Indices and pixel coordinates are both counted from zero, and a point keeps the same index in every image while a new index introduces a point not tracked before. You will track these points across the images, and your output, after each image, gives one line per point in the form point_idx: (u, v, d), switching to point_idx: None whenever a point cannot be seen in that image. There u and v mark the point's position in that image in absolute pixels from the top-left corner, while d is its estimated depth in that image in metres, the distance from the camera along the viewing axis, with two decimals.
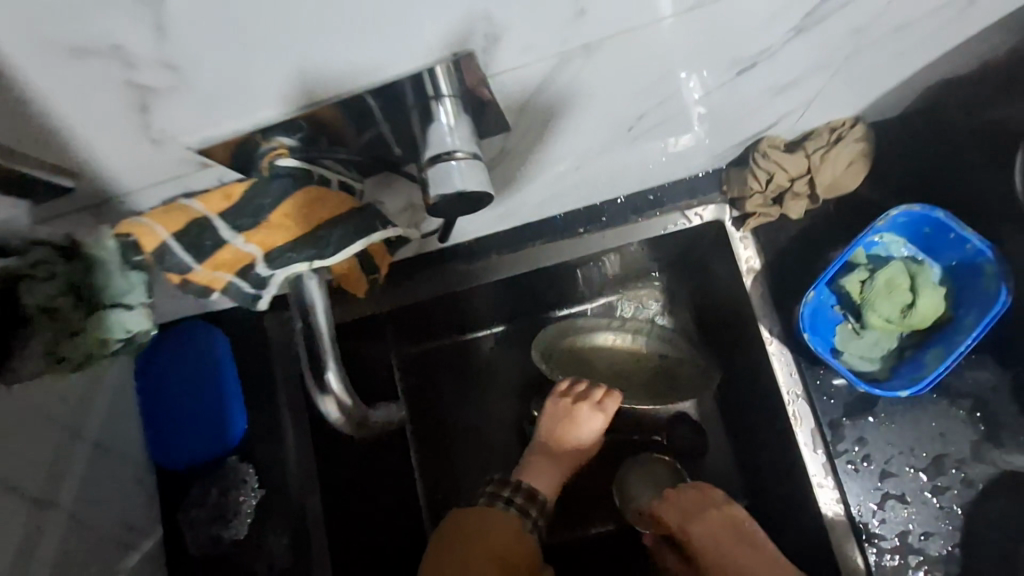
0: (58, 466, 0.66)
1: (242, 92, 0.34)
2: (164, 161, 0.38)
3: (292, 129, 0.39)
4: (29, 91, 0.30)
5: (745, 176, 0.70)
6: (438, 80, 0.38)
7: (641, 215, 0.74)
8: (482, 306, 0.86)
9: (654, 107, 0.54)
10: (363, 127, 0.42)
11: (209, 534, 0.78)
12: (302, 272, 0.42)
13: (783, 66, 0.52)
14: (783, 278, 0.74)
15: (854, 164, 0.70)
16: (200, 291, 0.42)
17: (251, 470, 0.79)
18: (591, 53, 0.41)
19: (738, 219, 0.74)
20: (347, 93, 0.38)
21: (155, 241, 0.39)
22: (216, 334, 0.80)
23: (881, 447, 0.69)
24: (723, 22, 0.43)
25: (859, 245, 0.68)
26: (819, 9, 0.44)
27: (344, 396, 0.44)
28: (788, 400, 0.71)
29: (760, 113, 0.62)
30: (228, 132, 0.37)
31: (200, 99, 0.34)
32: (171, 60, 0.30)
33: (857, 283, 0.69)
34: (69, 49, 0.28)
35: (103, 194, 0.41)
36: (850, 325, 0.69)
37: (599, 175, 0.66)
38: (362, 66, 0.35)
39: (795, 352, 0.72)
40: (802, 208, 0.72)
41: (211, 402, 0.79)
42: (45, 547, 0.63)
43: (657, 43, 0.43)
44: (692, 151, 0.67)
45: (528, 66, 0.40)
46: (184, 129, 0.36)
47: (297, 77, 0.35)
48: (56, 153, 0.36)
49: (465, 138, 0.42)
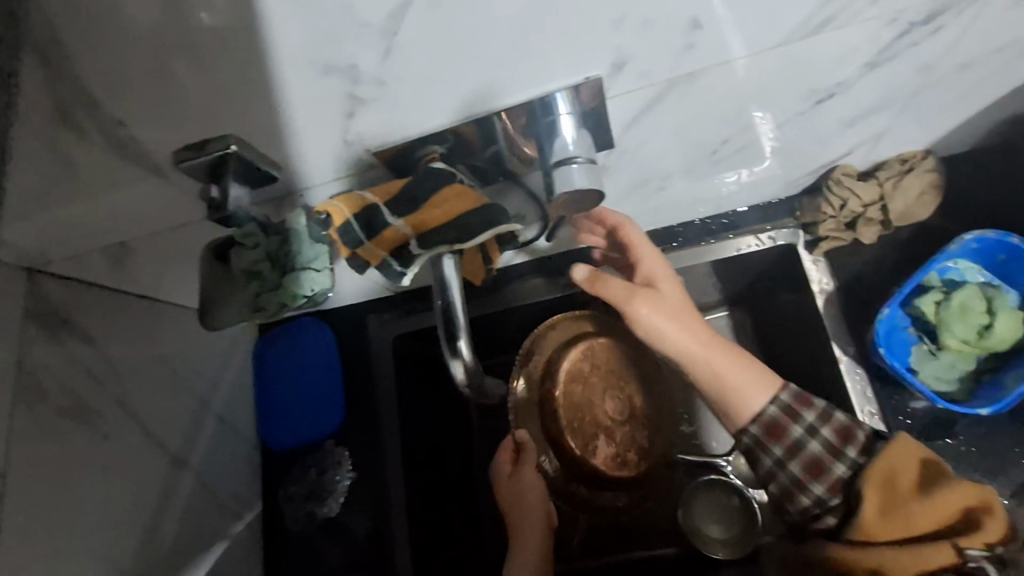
0: (192, 432, 0.76)
1: (416, 104, 0.45)
2: (346, 157, 0.49)
3: (440, 139, 0.50)
4: (281, 95, 0.42)
5: (819, 203, 0.75)
6: (561, 97, 0.47)
7: (715, 236, 0.80)
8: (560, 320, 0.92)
9: (736, 133, 0.61)
10: (489, 143, 0.52)
11: (306, 510, 0.85)
12: (443, 254, 0.51)
13: (855, 100, 0.58)
14: (855, 301, 0.78)
15: (925, 194, 0.74)
16: (360, 263, 0.52)
17: (346, 454, 0.86)
18: (694, 80, 0.49)
19: (810, 243, 0.79)
20: (494, 111, 0.47)
21: (342, 219, 0.49)
22: (324, 330, 0.89)
23: (961, 469, 0.71)
24: (804, 60, 0.49)
25: (933, 269, 0.72)
26: (892, 47, 0.50)
27: (469, 361, 0.52)
28: (863, 420, 0.74)
29: (833, 147, 0.68)
30: (397, 137, 0.48)
31: (389, 110, 0.45)
32: (383, 75, 0.41)
33: (932, 304, 0.71)
34: (320, 64, 0.39)
35: (295, 186, 0.52)
36: (926, 346, 0.72)
37: (680, 200, 0.74)
38: (510, 86, 0.45)
39: (868, 372, 0.75)
40: (875, 233, 0.77)
41: (316, 392, 0.88)
42: (177, 502, 0.72)
43: (750, 76, 0.50)
44: (768, 179, 0.73)
45: (641, 90, 0.48)
46: (368, 132, 0.47)
47: (463, 97, 0.45)
48: (277, 149, 0.47)
49: (584, 146, 0.50)
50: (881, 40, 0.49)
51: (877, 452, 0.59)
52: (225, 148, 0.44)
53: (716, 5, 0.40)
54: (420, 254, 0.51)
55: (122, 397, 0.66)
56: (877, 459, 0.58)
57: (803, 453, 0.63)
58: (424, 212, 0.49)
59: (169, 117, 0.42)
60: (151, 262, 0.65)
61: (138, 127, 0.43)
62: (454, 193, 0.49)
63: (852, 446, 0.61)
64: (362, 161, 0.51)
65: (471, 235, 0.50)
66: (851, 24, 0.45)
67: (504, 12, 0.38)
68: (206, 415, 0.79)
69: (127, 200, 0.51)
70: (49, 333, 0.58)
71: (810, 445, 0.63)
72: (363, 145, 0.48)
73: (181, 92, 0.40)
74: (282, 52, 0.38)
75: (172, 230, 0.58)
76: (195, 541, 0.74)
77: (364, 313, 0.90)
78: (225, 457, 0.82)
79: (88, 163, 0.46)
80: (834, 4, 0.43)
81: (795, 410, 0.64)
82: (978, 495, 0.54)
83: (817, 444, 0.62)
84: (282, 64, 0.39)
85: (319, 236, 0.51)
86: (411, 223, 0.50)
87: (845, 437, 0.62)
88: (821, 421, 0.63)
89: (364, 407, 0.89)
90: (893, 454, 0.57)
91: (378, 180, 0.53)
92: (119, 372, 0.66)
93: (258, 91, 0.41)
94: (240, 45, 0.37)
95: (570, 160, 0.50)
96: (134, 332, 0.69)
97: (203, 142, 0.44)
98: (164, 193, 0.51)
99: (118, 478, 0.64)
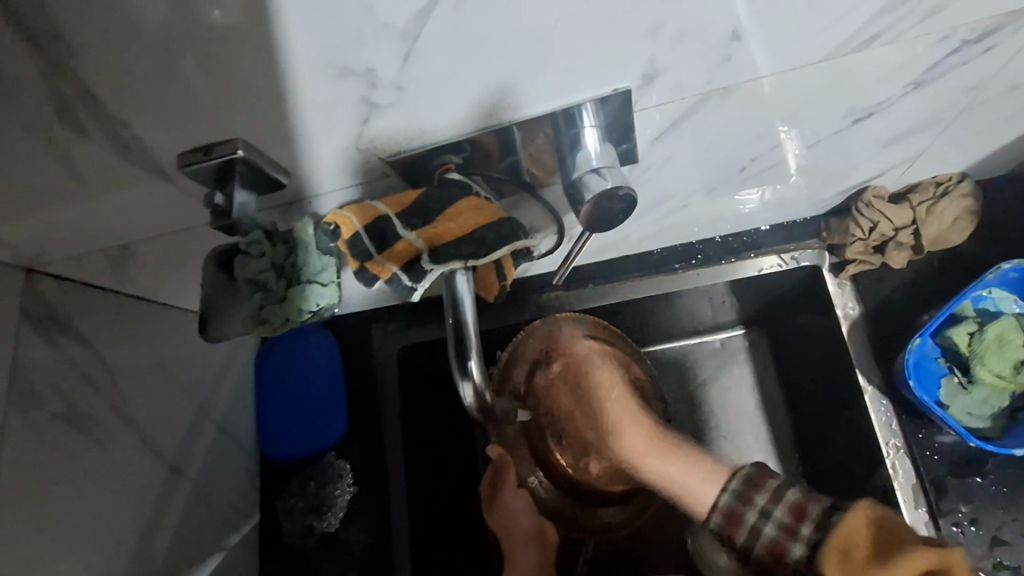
0: (190, 439, 0.74)
1: (436, 114, 0.43)
2: (357, 166, 0.47)
3: (456, 149, 0.47)
4: (294, 99, 0.40)
5: (847, 224, 0.73)
6: (587, 108, 0.45)
7: (736, 256, 0.77)
8: None
9: (766, 151, 0.58)
10: (507, 154, 0.50)
11: (303, 523, 0.83)
12: (456, 270, 0.48)
13: (895, 119, 0.56)
14: (882, 328, 0.75)
15: (960, 219, 0.71)
16: (369, 277, 0.48)
17: (346, 467, 0.84)
18: (727, 95, 0.47)
19: (836, 265, 0.76)
20: (515, 123, 0.45)
21: (351, 232, 0.47)
22: (326, 337, 0.87)
23: (991, 511, 0.67)
24: (845, 76, 0.47)
25: (967, 297, 0.69)
26: (938, 66, 0.48)
27: (480, 382, 0.49)
28: (888, 454, 0.71)
29: (863, 167, 0.66)
30: (413, 147, 0.46)
31: (407, 119, 0.43)
32: (404, 82, 0.39)
33: (965, 335, 0.68)
34: (336, 68, 0.37)
35: (303, 193, 0.50)
36: (957, 379, 0.69)
37: (701, 217, 0.71)
38: (535, 96, 0.43)
39: (894, 402, 0.72)
40: (905, 259, 0.73)
41: (319, 400, 0.85)
42: (172, 513, 0.70)
43: (787, 92, 0.48)
44: (792, 200, 0.70)
45: (673, 102, 0.46)
46: (384, 142, 0.45)
47: (485, 107, 0.43)
48: (286, 155, 0.45)
49: (608, 155, 0.47)
50: (930, 57, 0.47)
51: (832, 526, 0.58)
52: (234, 152, 0.42)
53: (761, 16, 0.39)
54: (433, 270, 0.48)
55: (120, 403, 0.63)
56: (835, 531, 0.57)
57: (769, 536, 0.62)
58: (440, 223, 0.47)
59: (174, 119, 0.40)
60: (152, 265, 0.63)
61: (142, 128, 0.40)
62: (470, 206, 0.48)
63: (807, 522, 0.61)
64: (374, 169, 0.48)
65: (487, 251, 0.48)
66: (900, 39, 0.43)
67: (538, 20, 0.36)
68: (205, 423, 0.77)
69: (129, 202, 0.49)
70: (44, 335, 0.56)
71: (766, 529, 0.63)
72: (376, 154, 0.46)
73: (188, 92, 0.38)
74: (296, 55, 0.36)
75: (174, 234, 0.56)
76: (190, 553, 0.72)
77: (371, 321, 0.88)
78: (223, 466, 0.79)
79: (87, 164, 0.43)
80: (886, 16, 0.41)
81: (755, 481, 0.65)
82: (938, 557, 0.50)
83: (773, 527, 0.63)
84: (296, 67, 0.37)
85: (327, 247, 0.49)
86: (424, 234, 0.47)
87: (797, 515, 0.62)
88: (769, 499, 0.63)
89: (367, 418, 0.86)
90: (846, 533, 0.56)
91: (391, 189, 0.51)
92: (118, 377, 0.63)
93: (270, 93, 0.39)
94: (255, 44, 0.35)
95: (596, 167, 0.46)
96: (134, 337, 0.67)
97: (213, 144, 0.43)
98: (167, 197, 0.49)
99: (113, 486, 0.61)
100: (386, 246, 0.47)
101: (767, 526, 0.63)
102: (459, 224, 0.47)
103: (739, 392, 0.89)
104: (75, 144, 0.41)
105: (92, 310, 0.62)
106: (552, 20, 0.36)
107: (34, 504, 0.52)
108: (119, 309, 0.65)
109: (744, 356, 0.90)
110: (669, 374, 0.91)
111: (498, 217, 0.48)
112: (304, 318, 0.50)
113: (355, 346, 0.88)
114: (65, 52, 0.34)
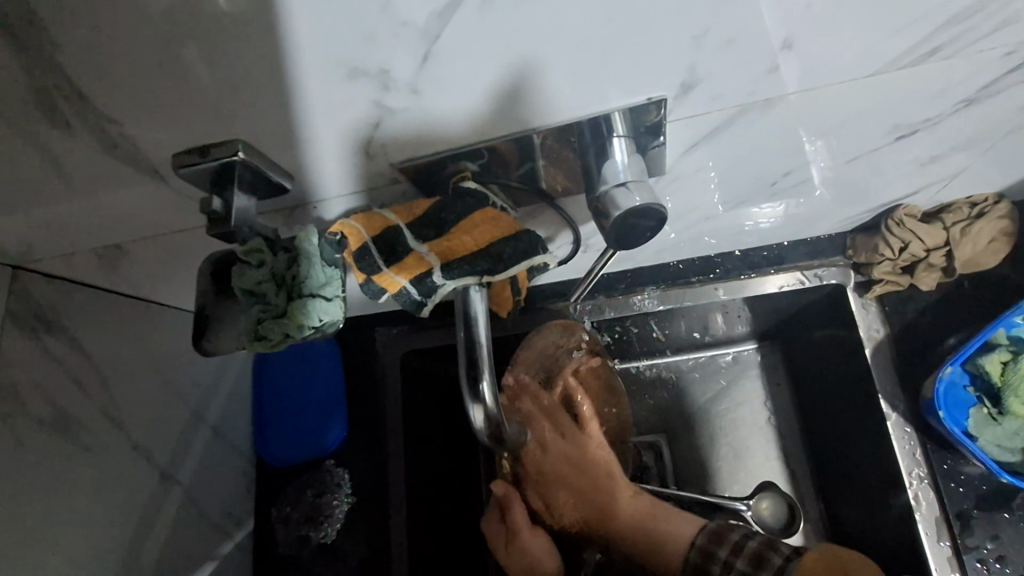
0: (184, 445, 0.70)
1: (455, 119, 0.39)
2: (364, 170, 0.44)
3: (472, 157, 0.44)
4: (302, 100, 0.36)
5: (875, 243, 0.70)
6: (616, 118, 0.42)
7: (756, 271, 0.74)
8: None
9: (800, 166, 0.55)
10: (527, 163, 0.46)
11: (299, 534, 0.80)
12: (469, 286, 0.45)
13: (941, 137, 0.53)
14: (907, 352, 0.72)
15: (996, 241, 0.68)
16: (376, 291, 0.45)
17: (345, 477, 0.82)
18: (769, 107, 0.43)
19: (861, 285, 0.73)
20: (539, 132, 0.42)
21: (359, 242, 0.44)
22: (330, 341, 0.84)
23: (1017, 548, 0.65)
24: (897, 90, 0.44)
25: (1001, 325, 0.66)
26: (996, 83, 0.45)
27: (491, 407, 0.46)
28: (909, 483, 0.68)
29: (899, 185, 0.62)
30: (426, 153, 0.43)
31: (424, 124, 0.39)
32: (425, 84, 0.36)
33: (998, 364, 0.66)
34: (347, 66, 0.34)
35: (306, 198, 0.47)
36: (987, 409, 0.66)
37: (722, 230, 0.67)
38: (561, 103, 0.39)
39: (919, 429, 0.70)
40: (934, 280, 0.71)
41: (320, 405, 0.82)
42: (164, 521, 0.66)
43: (833, 105, 0.45)
44: (820, 216, 0.67)
45: (709, 113, 0.43)
46: (396, 147, 0.42)
47: (511, 113, 0.40)
48: (289, 158, 0.42)
49: (635, 169, 0.44)
50: (989, 73, 0.44)
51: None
52: (232, 154, 0.38)
53: (818, 25, 0.35)
54: (444, 285, 0.44)
55: (110, 406, 0.60)
56: None
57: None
58: (453, 236, 0.44)
59: (170, 117, 0.37)
60: (146, 266, 0.59)
61: (133, 126, 0.37)
62: (486, 218, 0.45)
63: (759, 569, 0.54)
64: (384, 176, 0.45)
65: (503, 267, 0.45)
66: (959, 54, 0.41)
67: (576, 24, 0.33)
68: (200, 427, 0.74)
69: (120, 202, 0.46)
70: (29, 333, 0.52)
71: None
72: (387, 159, 0.43)
73: (185, 87, 0.35)
74: (303, 51, 0.33)
75: (169, 235, 0.53)
76: (179, 564, 0.68)
77: (373, 326, 0.85)
78: (217, 473, 0.76)
79: (75, 161, 0.40)
80: (952, 29, 0.38)
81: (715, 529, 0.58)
82: None
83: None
84: (303, 65, 0.34)
85: (332, 258, 0.46)
86: (436, 248, 0.44)
87: (756, 567, 0.54)
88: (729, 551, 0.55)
89: (368, 426, 0.83)
90: None
91: (402, 196, 0.48)
92: (111, 380, 0.60)
93: (274, 92, 0.36)
94: (264, 38, 0.32)
95: (625, 182, 0.44)
96: (129, 338, 0.64)
97: (209, 145, 0.39)
98: (162, 197, 0.46)
99: (103, 495, 0.58)
100: (395, 259, 0.44)
101: (738, 565, 0.54)
102: (474, 238, 0.45)
103: (751, 409, 0.85)
104: (60, 140, 0.38)
105: (82, 311, 0.58)
106: (590, 22, 0.33)
107: (22, 514, 0.49)
108: (111, 309, 0.62)
109: (757, 373, 0.86)
110: (678, 387, 0.87)
111: (515, 230, 0.46)
112: (306, 335, 0.46)
113: (357, 350, 0.85)
114: (50, 40, 0.31)
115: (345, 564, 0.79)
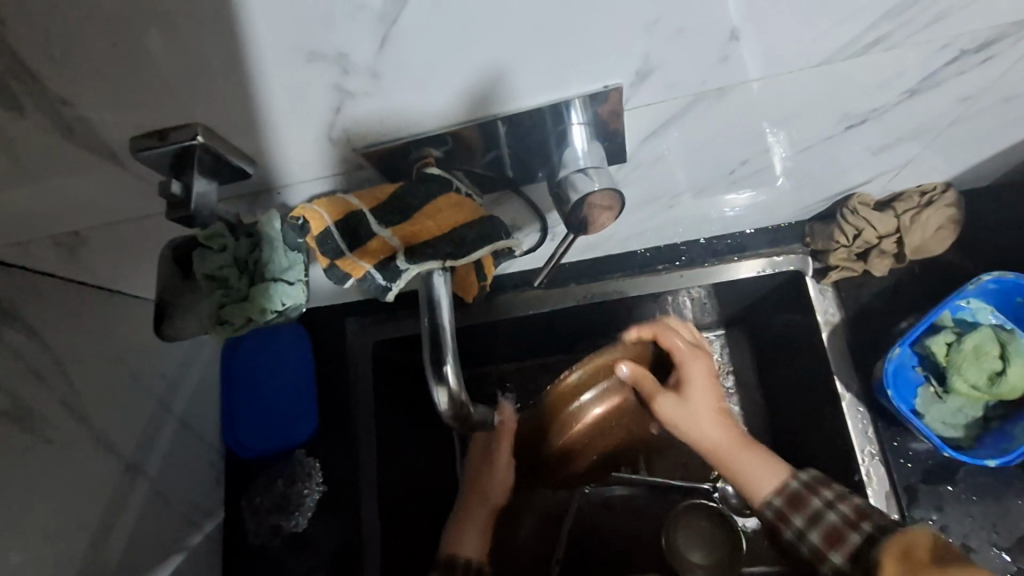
0: (151, 435, 0.70)
1: (415, 106, 0.40)
2: (324, 154, 0.44)
3: (436, 142, 0.45)
4: (258, 83, 0.36)
5: (831, 230, 0.72)
6: (573, 104, 0.42)
7: (719, 259, 0.76)
8: (556, 340, 0.85)
9: (758, 155, 0.57)
10: (488, 150, 0.47)
11: (270, 524, 0.80)
12: (433, 271, 0.46)
13: (889, 127, 0.55)
14: (861, 336, 0.75)
15: (942, 229, 0.72)
16: (340, 276, 0.45)
17: (315, 464, 0.82)
18: (723, 95, 0.45)
19: (819, 272, 0.76)
20: (496, 120, 0.43)
21: (321, 226, 0.44)
22: (300, 331, 0.84)
23: (959, 518, 0.69)
24: (843, 82, 0.46)
25: (946, 308, 0.70)
26: (937, 74, 0.48)
27: (456, 390, 0.46)
28: (862, 459, 0.72)
29: (853, 174, 0.65)
30: (386, 139, 0.43)
31: (384, 111, 0.40)
32: (378, 70, 0.36)
33: (943, 345, 0.69)
34: (305, 51, 0.34)
35: (271, 183, 0.47)
36: (933, 388, 0.71)
37: (685, 218, 0.69)
38: (526, 87, 0.40)
39: (870, 408, 0.73)
40: (886, 266, 0.74)
41: (294, 397, 0.83)
42: (130, 510, 0.65)
43: (787, 97, 0.47)
44: (778, 205, 0.70)
45: (666, 102, 0.44)
46: (356, 133, 0.42)
47: (468, 103, 0.41)
48: (251, 143, 0.42)
49: (593, 154, 0.45)
50: (931, 65, 0.46)
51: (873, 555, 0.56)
52: (192, 138, 0.39)
53: (763, 16, 0.37)
54: (408, 270, 0.45)
55: (71, 397, 0.59)
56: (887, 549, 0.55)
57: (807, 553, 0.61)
58: (415, 223, 0.45)
59: (126, 96, 0.36)
60: (104, 253, 0.58)
61: (88, 109, 0.37)
62: (449, 204, 0.46)
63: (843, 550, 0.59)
64: (347, 162, 0.46)
65: (467, 251, 0.46)
66: (900, 46, 0.43)
67: (534, 13, 0.34)
68: (167, 417, 0.73)
69: (77, 187, 0.45)
70: None
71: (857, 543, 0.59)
72: (347, 144, 0.43)
73: (140, 70, 0.35)
74: (260, 35, 0.33)
75: (129, 221, 0.52)
76: (148, 557, 0.67)
77: (344, 316, 0.84)
78: (187, 464, 0.76)
79: (26, 145, 0.39)
80: (890, 21, 0.40)
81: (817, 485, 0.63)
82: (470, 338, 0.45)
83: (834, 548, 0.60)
84: (261, 48, 0.34)
85: (296, 243, 0.46)
86: (400, 232, 0.45)
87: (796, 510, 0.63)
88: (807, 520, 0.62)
89: (339, 419, 0.83)
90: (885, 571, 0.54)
91: (366, 182, 0.49)
92: (71, 372, 0.59)
93: (233, 74, 0.36)
94: (218, 25, 0.32)
95: (585, 169, 0.44)
96: (91, 328, 0.62)
97: (167, 129, 0.39)
98: (121, 182, 0.45)
99: (67, 489, 0.57)
100: (358, 245, 0.45)
101: (806, 541, 0.61)
102: (438, 223, 0.45)
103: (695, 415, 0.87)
104: (14, 123, 0.37)
105: (42, 301, 0.57)
106: (546, 13, 0.34)
107: None
108: (73, 300, 0.61)
109: (722, 359, 0.88)
110: None
111: (479, 214, 0.47)
112: (269, 320, 0.47)
113: (327, 339, 0.85)
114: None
115: (317, 552, 0.79)
